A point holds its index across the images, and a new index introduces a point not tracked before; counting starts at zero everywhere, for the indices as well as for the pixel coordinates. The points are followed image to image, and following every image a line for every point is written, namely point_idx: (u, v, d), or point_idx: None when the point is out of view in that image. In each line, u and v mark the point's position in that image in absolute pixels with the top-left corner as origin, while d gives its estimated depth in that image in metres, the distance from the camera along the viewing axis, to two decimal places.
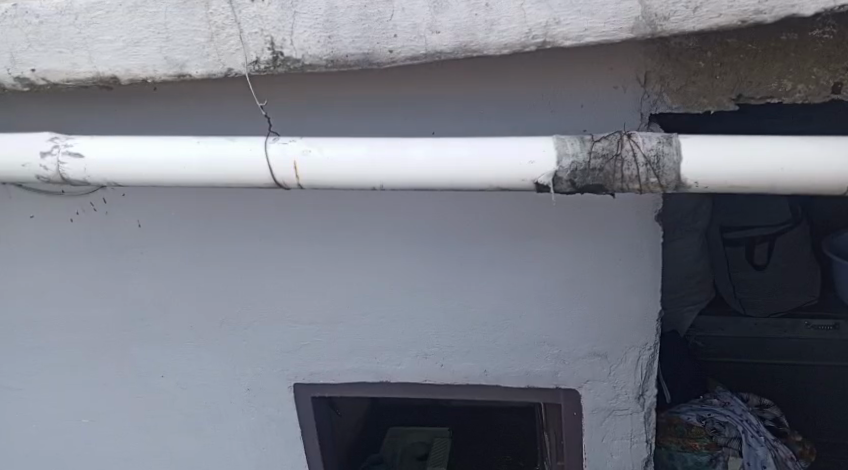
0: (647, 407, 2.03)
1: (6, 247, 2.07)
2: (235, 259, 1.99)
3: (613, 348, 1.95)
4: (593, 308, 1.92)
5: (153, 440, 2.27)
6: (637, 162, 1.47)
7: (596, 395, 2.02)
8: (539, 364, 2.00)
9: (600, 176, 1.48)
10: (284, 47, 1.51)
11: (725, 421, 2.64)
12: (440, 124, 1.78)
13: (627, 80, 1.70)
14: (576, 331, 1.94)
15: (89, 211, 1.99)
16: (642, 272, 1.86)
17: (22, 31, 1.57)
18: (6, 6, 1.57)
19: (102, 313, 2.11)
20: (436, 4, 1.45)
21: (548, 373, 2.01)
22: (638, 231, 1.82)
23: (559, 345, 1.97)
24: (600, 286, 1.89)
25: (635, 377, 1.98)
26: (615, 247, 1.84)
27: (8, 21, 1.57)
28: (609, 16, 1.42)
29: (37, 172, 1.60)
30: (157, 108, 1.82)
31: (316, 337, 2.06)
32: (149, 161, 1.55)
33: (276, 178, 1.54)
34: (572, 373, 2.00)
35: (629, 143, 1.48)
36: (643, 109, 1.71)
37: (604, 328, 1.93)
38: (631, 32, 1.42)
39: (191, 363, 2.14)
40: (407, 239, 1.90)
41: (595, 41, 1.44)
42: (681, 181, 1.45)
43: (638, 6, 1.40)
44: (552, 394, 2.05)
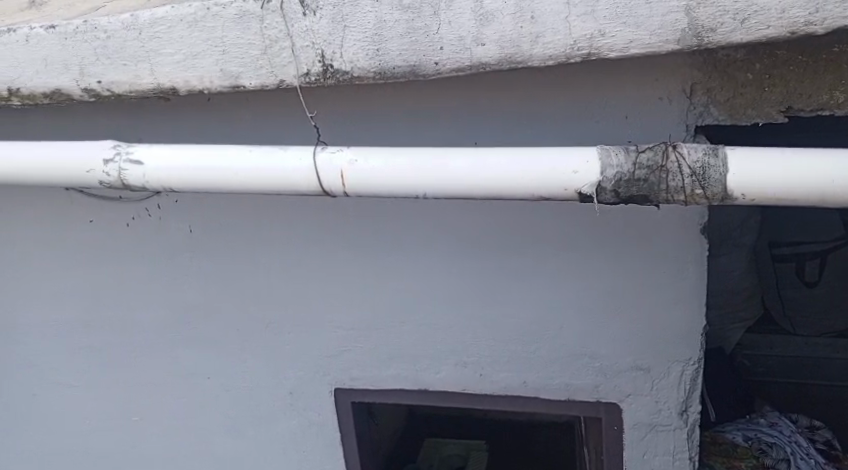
0: (690, 424, 2.02)
1: (66, 250, 2.15)
2: (283, 265, 2.04)
3: (656, 361, 1.96)
4: (636, 321, 1.92)
5: (197, 440, 2.33)
6: (683, 174, 1.49)
7: (638, 410, 2.02)
8: (580, 376, 2.02)
9: (644, 187, 1.50)
10: (333, 59, 1.56)
11: (772, 441, 2.61)
12: (482, 135, 1.81)
13: (672, 91, 1.71)
14: (619, 342, 1.95)
15: (144, 217, 2.07)
16: (686, 285, 1.86)
17: (89, 44, 1.65)
18: (77, 22, 1.65)
19: (153, 315, 2.18)
20: (482, 18, 1.49)
21: (589, 385, 2.02)
22: (683, 242, 1.83)
23: (601, 358, 1.98)
24: (643, 298, 1.90)
25: (678, 392, 1.98)
26: (657, 259, 1.85)
27: (77, 35, 1.65)
28: (654, 29, 1.44)
29: (100, 178, 1.67)
30: (211, 117, 1.88)
31: (358, 344, 2.09)
32: (205, 169, 1.61)
33: (324, 185, 1.58)
34: (613, 386, 2.01)
35: (674, 154, 1.50)
36: (689, 121, 1.72)
37: (647, 340, 1.94)
38: (677, 43, 1.44)
39: (237, 367, 2.20)
40: (450, 247, 1.94)
41: (639, 53, 1.46)
42: (726, 192, 1.46)
43: (685, 17, 1.42)
44: (592, 407, 2.06)
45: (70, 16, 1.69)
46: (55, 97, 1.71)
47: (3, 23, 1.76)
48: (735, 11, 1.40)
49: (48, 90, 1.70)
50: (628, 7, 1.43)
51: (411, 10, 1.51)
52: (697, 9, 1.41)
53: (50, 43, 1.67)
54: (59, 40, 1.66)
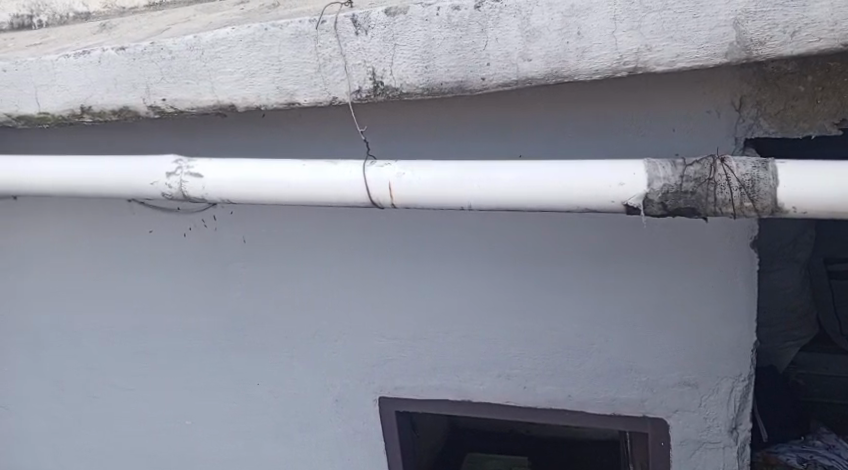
0: (740, 442, 2.01)
1: (126, 258, 2.24)
2: (334, 275, 2.10)
3: (705, 376, 1.96)
4: (685, 336, 1.93)
5: (246, 444, 2.39)
6: (731, 187, 1.50)
7: (686, 426, 2.02)
8: (625, 390, 2.03)
9: (692, 199, 1.52)
10: (384, 77, 1.61)
11: (830, 464, 2.61)
12: (527, 148, 1.84)
13: (721, 104, 1.72)
14: (666, 356, 1.97)
15: (200, 227, 2.14)
16: (735, 300, 1.87)
17: (155, 64, 1.72)
18: (144, 44, 1.73)
19: (207, 321, 2.25)
20: (528, 34, 1.53)
21: (635, 400, 2.03)
22: (732, 257, 1.84)
23: (647, 373, 2.00)
24: (692, 313, 1.91)
25: (727, 409, 1.98)
26: (706, 274, 1.86)
27: (144, 56, 1.73)
28: (702, 42, 1.46)
29: (163, 189, 1.74)
30: (266, 131, 1.95)
31: (404, 353, 2.14)
32: (261, 181, 1.67)
33: (373, 197, 1.64)
34: (660, 401, 2.02)
35: (722, 167, 1.52)
36: (738, 133, 1.74)
37: (694, 354, 1.95)
38: (725, 57, 1.46)
39: (285, 373, 2.25)
40: (496, 260, 1.97)
41: (687, 66, 1.48)
42: (776, 205, 1.47)
43: (733, 31, 1.44)
44: (636, 422, 2.06)
45: (139, 38, 1.77)
46: (123, 114, 1.79)
47: (76, 44, 1.84)
48: (784, 24, 1.42)
49: (117, 108, 1.78)
50: (675, 22, 1.46)
51: (459, 28, 1.55)
52: (745, 23, 1.43)
53: (119, 63, 1.75)
54: (128, 60, 1.74)
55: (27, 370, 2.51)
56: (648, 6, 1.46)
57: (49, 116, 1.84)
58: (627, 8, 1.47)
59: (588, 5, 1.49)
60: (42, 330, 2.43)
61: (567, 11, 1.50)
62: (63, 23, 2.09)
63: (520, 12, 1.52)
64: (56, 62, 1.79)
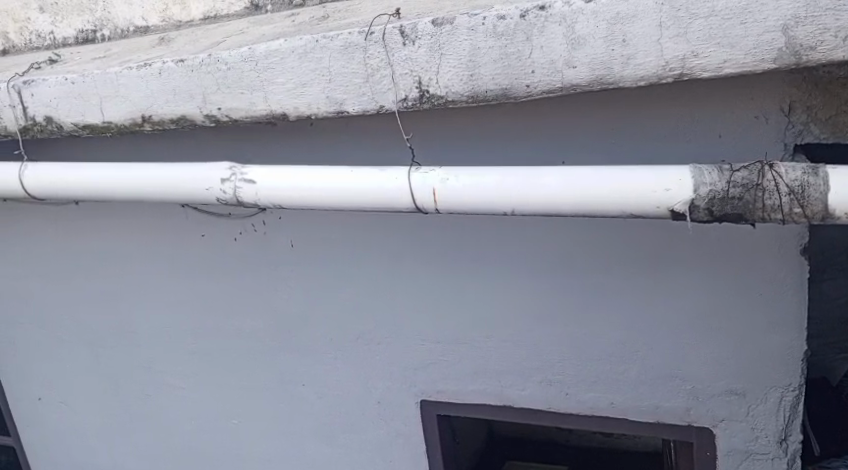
0: (790, 454, 2.00)
1: (180, 261, 2.31)
2: (380, 278, 2.14)
3: (753, 386, 1.95)
4: (732, 345, 1.93)
5: (291, 444, 2.44)
6: (780, 192, 1.50)
7: (732, 436, 2.02)
8: (670, 398, 2.03)
9: (739, 205, 1.52)
10: (430, 85, 1.65)
11: None
12: (571, 154, 1.86)
13: (769, 110, 1.72)
14: (712, 364, 1.96)
15: (250, 232, 2.20)
16: (784, 307, 1.86)
17: (211, 75, 1.78)
18: (201, 56, 1.79)
19: (256, 322, 2.31)
20: (573, 42, 1.54)
21: (680, 408, 2.03)
22: (781, 264, 1.83)
23: (692, 381, 1.99)
24: (739, 321, 1.90)
25: (776, 420, 1.96)
26: (753, 281, 1.86)
27: (201, 68, 1.79)
28: (750, 48, 1.46)
29: (218, 195, 1.80)
30: (316, 138, 2.00)
31: (448, 356, 2.16)
32: (312, 187, 1.72)
33: (417, 202, 1.67)
34: (706, 410, 2.01)
35: (771, 172, 1.52)
36: (787, 139, 1.73)
37: (740, 362, 1.94)
38: (774, 62, 1.46)
39: (331, 374, 2.30)
40: (540, 266, 1.99)
41: (734, 72, 1.49)
42: (827, 210, 1.47)
43: (782, 37, 1.44)
44: (681, 431, 2.06)
45: (196, 50, 1.83)
46: (181, 123, 1.85)
47: (137, 57, 1.91)
48: (835, 28, 1.42)
49: (176, 117, 1.85)
50: (723, 28, 1.47)
51: (504, 36, 1.58)
52: (795, 28, 1.43)
53: (178, 74, 1.81)
54: (186, 71, 1.80)
55: (86, 369, 2.60)
56: (694, 12, 1.47)
57: (112, 125, 1.91)
58: (673, 15, 1.48)
59: (634, 12, 1.50)
60: (100, 330, 2.51)
61: (612, 19, 1.51)
62: (123, 36, 2.17)
63: (565, 20, 1.54)
64: (119, 74, 1.86)
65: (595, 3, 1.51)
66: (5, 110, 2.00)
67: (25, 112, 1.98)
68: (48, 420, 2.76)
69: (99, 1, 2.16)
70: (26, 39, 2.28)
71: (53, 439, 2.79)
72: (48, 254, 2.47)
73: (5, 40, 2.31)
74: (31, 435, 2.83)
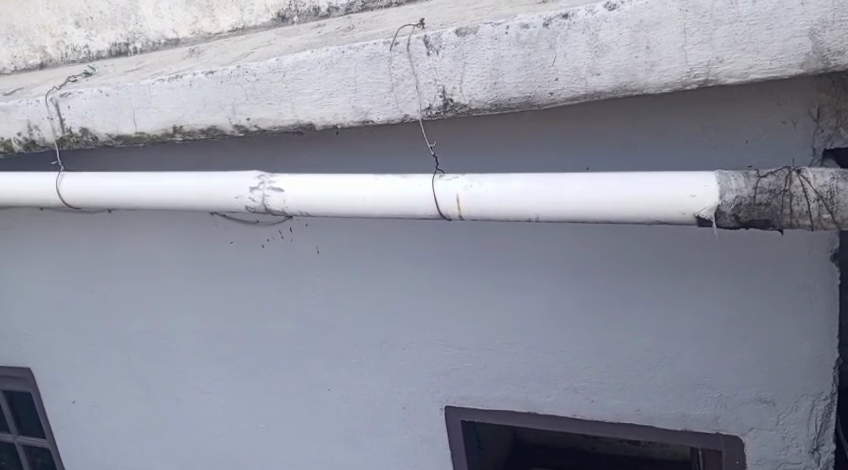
0: (822, 463, 1.99)
1: (209, 268, 2.35)
2: (407, 284, 2.16)
3: (783, 394, 1.95)
4: (760, 352, 1.93)
5: (318, 449, 2.46)
6: (808, 198, 1.51)
7: (762, 445, 2.01)
8: (697, 406, 2.03)
9: (766, 211, 1.53)
10: (454, 94, 1.67)
11: None
12: (596, 160, 1.87)
13: (796, 114, 1.72)
14: (741, 372, 1.96)
15: (277, 239, 2.24)
16: (815, 315, 1.86)
17: (240, 86, 1.82)
18: (231, 67, 1.82)
19: (284, 328, 2.34)
20: (597, 49, 1.56)
21: (708, 416, 2.03)
22: (811, 271, 1.83)
23: (720, 389, 1.99)
24: (768, 328, 1.90)
25: (808, 429, 1.96)
26: (782, 288, 1.86)
27: (231, 79, 1.82)
28: (776, 54, 1.47)
29: (247, 203, 1.84)
30: (342, 146, 2.03)
31: (473, 363, 2.18)
32: (340, 194, 1.75)
33: (442, 209, 1.69)
34: (734, 418, 2.01)
35: (799, 178, 1.52)
36: (817, 144, 1.73)
37: (770, 370, 1.94)
38: (801, 67, 1.47)
39: (357, 380, 2.32)
40: (565, 273, 2.00)
41: (760, 77, 1.50)
42: None
43: (809, 42, 1.45)
44: (708, 439, 2.06)
45: (226, 62, 1.87)
46: (211, 133, 1.89)
47: (169, 69, 1.95)
48: None
49: (206, 127, 1.89)
50: (748, 34, 1.47)
51: (527, 45, 1.60)
52: (822, 33, 1.44)
53: (209, 86, 1.85)
54: (216, 83, 1.84)
55: (118, 374, 2.65)
56: (719, 18, 1.48)
57: (144, 136, 1.96)
58: (697, 21, 1.49)
59: (657, 19, 1.51)
60: (131, 335, 2.56)
61: (635, 26, 1.53)
62: (155, 49, 2.21)
63: (588, 28, 1.55)
64: (152, 85, 1.90)
65: (619, 11, 1.53)
66: (43, 122, 2.05)
67: (62, 123, 2.03)
68: (82, 423, 2.82)
69: (131, 15, 2.21)
70: (62, 52, 2.34)
71: (87, 441, 2.85)
72: (83, 262, 2.53)
73: (42, 53, 2.37)
74: (65, 438, 2.89)
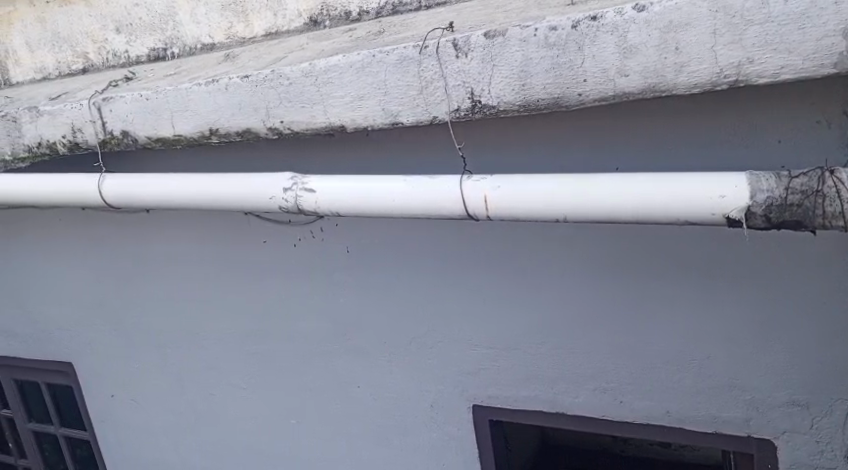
0: None
1: (242, 266, 2.40)
2: (436, 284, 2.19)
3: (818, 397, 1.93)
4: (793, 354, 1.92)
5: (347, 446, 2.49)
6: (841, 199, 1.50)
7: (796, 449, 1.98)
8: (728, 409, 2.01)
9: (797, 212, 1.53)
10: (482, 96, 1.70)
11: None
12: (625, 160, 1.88)
13: (831, 114, 1.71)
14: (773, 375, 1.95)
15: (309, 238, 2.29)
16: None
17: (274, 90, 1.86)
18: (265, 71, 1.86)
19: (315, 326, 2.38)
20: (625, 51, 1.57)
21: (739, 419, 2.01)
22: (844, 273, 1.82)
23: (752, 391, 1.98)
24: (800, 330, 1.89)
25: (844, 433, 1.93)
26: (815, 290, 1.85)
27: (265, 82, 1.86)
28: (808, 54, 1.47)
29: (280, 203, 1.88)
30: (373, 148, 2.07)
31: (501, 362, 2.20)
32: (370, 195, 1.78)
33: (470, 211, 1.72)
34: (766, 422, 1.99)
35: (832, 179, 1.51)
36: None
37: (804, 373, 1.92)
38: (833, 67, 1.47)
39: (386, 378, 2.35)
40: (593, 273, 2.02)
41: (792, 77, 1.50)
42: None
43: (842, 41, 1.45)
44: (740, 442, 2.04)
45: (260, 66, 1.91)
46: (245, 136, 1.94)
47: (205, 74, 2.00)
48: None
49: (241, 130, 1.93)
50: (780, 34, 1.48)
51: (556, 47, 1.61)
52: None
53: (244, 89, 1.89)
54: (251, 86, 1.88)
55: (154, 370, 2.72)
56: (749, 19, 1.49)
57: (182, 138, 2.01)
58: (727, 22, 1.50)
59: (687, 20, 1.52)
60: (167, 332, 2.62)
61: (664, 27, 1.54)
62: (192, 53, 2.26)
63: (616, 30, 1.57)
64: (190, 89, 1.95)
65: (648, 12, 1.54)
66: (85, 125, 2.11)
67: (103, 126, 2.09)
68: (119, 417, 2.88)
69: (169, 21, 2.26)
70: (104, 57, 2.41)
71: (124, 435, 2.91)
72: (121, 260, 2.60)
73: (84, 58, 2.44)
74: (103, 432, 2.96)
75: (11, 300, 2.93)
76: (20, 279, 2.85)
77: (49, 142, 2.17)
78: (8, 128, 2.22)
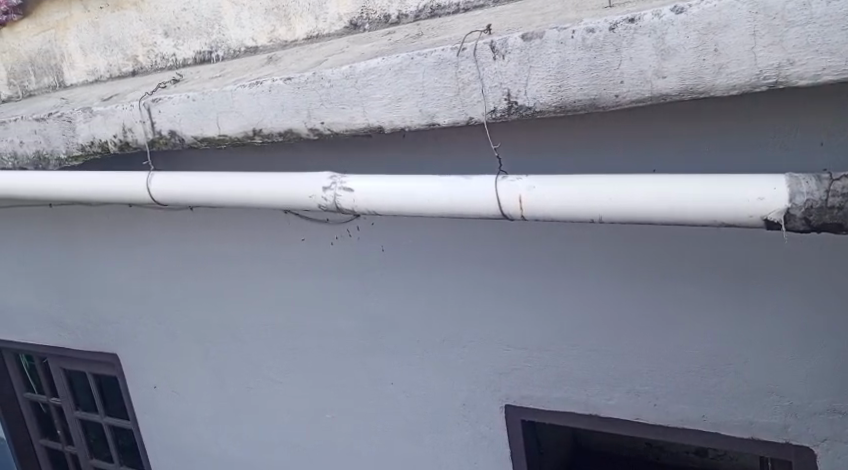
0: None
1: (280, 263, 2.46)
2: (470, 283, 2.22)
3: None
4: (831, 360, 1.90)
5: (380, 442, 2.52)
6: None
7: (835, 458, 1.96)
8: (765, 415, 2.00)
9: (838, 214, 1.53)
10: (519, 97, 1.72)
11: None
12: (662, 162, 1.89)
13: None
14: (811, 381, 1.93)
15: (345, 237, 2.33)
16: None
17: (315, 92, 1.90)
18: (306, 74, 1.90)
19: (350, 323, 2.42)
20: (663, 53, 1.58)
21: (777, 425, 1.99)
22: None
23: (790, 398, 1.96)
24: (839, 336, 1.87)
25: None
26: None
27: (307, 85, 1.90)
28: None
29: (319, 202, 1.92)
30: (411, 149, 2.10)
31: (534, 362, 2.21)
32: (407, 195, 1.81)
33: (505, 211, 1.74)
34: (805, 429, 1.97)
35: None
36: None
37: (843, 380, 1.90)
38: None
39: (420, 375, 2.38)
40: (627, 275, 2.03)
41: (833, 79, 1.49)
42: None
43: None
44: (777, 449, 2.02)
45: (302, 68, 1.95)
46: (287, 136, 1.98)
47: (250, 76, 2.04)
48: None
49: (283, 131, 1.97)
50: (822, 34, 1.47)
51: (593, 49, 1.62)
52: None
53: (287, 91, 1.93)
54: (293, 88, 1.92)
55: (194, 362, 2.78)
56: (790, 20, 1.49)
57: (226, 138, 2.06)
58: (767, 23, 1.50)
59: (726, 22, 1.52)
60: (207, 326, 2.69)
61: (703, 28, 1.54)
62: (236, 56, 2.31)
63: (655, 32, 1.58)
64: (234, 91, 1.99)
65: (687, 14, 1.55)
66: (136, 125, 2.17)
67: (152, 126, 2.15)
68: (162, 409, 2.96)
69: (215, 25, 2.32)
70: (152, 60, 2.47)
71: (165, 427, 2.99)
72: (164, 256, 2.67)
73: (134, 61, 2.51)
74: (144, 423, 3.04)
75: (60, 293, 3.02)
76: (69, 273, 2.94)
77: (101, 142, 2.24)
78: (63, 128, 2.29)
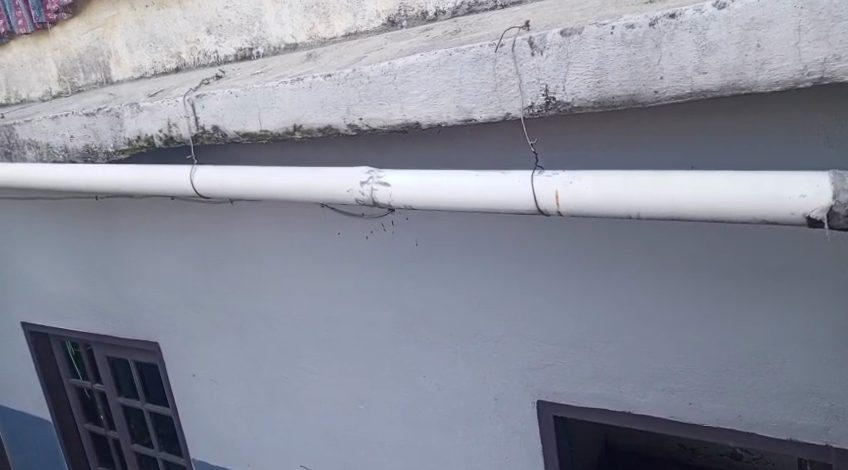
0: None
1: (316, 255, 2.49)
2: (504, 278, 2.22)
3: None
4: None
5: (414, 434, 2.54)
6: None
7: None
8: (803, 416, 1.97)
9: None
10: (557, 93, 1.71)
11: None
12: (700, 159, 1.87)
13: None
14: None
15: (380, 231, 2.36)
16: None
17: (355, 89, 1.91)
18: (346, 71, 1.92)
19: (385, 315, 2.44)
20: (704, 48, 1.56)
21: (815, 427, 1.96)
22: None
23: (829, 399, 1.93)
24: None
25: None
26: None
27: (346, 81, 1.92)
28: None
29: (357, 196, 1.94)
30: (448, 146, 2.12)
31: (568, 359, 2.21)
32: (442, 190, 1.82)
33: (541, 206, 1.74)
34: (844, 431, 1.94)
35: None
36: None
37: None
38: None
39: (454, 369, 2.39)
40: (663, 273, 2.02)
41: None
42: None
43: None
44: (815, 450, 1.99)
45: (342, 65, 1.97)
46: (326, 131, 2.00)
47: (291, 72, 2.07)
48: None
49: (323, 126, 1.99)
50: None
51: (632, 45, 1.62)
52: None
53: (327, 87, 1.95)
54: (334, 85, 1.94)
55: (232, 352, 2.83)
56: (837, 15, 1.45)
57: (267, 133, 2.08)
58: (813, 18, 1.47)
59: (769, 17, 1.50)
60: (245, 316, 2.73)
61: (746, 25, 1.52)
62: (276, 53, 2.34)
63: (696, 27, 1.56)
64: (276, 87, 2.02)
65: (729, 10, 1.52)
66: (180, 120, 2.21)
67: (196, 121, 2.18)
68: (200, 397, 3.01)
69: (256, 22, 2.35)
70: (195, 57, 2.51)
71: (204, 415, 3.04)
72: (204, 247, 2.72)
73: (178, 58, 2.55)
74: (183, 411, 3.10)
75: (104, 282, 3.09)
76: (112, 263, 3.01)
77: (147, 136, 2.29)
78: (112, 122, 2.35)
